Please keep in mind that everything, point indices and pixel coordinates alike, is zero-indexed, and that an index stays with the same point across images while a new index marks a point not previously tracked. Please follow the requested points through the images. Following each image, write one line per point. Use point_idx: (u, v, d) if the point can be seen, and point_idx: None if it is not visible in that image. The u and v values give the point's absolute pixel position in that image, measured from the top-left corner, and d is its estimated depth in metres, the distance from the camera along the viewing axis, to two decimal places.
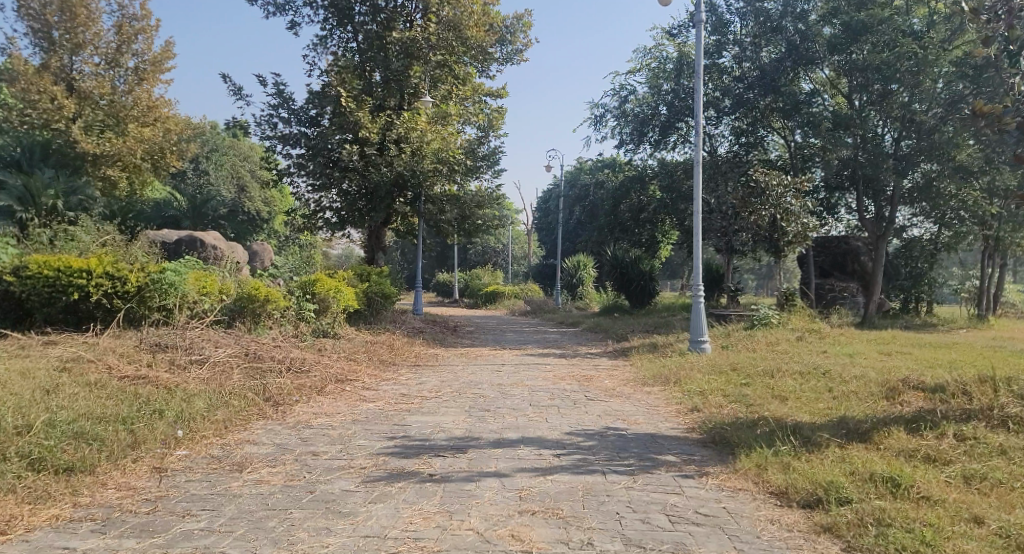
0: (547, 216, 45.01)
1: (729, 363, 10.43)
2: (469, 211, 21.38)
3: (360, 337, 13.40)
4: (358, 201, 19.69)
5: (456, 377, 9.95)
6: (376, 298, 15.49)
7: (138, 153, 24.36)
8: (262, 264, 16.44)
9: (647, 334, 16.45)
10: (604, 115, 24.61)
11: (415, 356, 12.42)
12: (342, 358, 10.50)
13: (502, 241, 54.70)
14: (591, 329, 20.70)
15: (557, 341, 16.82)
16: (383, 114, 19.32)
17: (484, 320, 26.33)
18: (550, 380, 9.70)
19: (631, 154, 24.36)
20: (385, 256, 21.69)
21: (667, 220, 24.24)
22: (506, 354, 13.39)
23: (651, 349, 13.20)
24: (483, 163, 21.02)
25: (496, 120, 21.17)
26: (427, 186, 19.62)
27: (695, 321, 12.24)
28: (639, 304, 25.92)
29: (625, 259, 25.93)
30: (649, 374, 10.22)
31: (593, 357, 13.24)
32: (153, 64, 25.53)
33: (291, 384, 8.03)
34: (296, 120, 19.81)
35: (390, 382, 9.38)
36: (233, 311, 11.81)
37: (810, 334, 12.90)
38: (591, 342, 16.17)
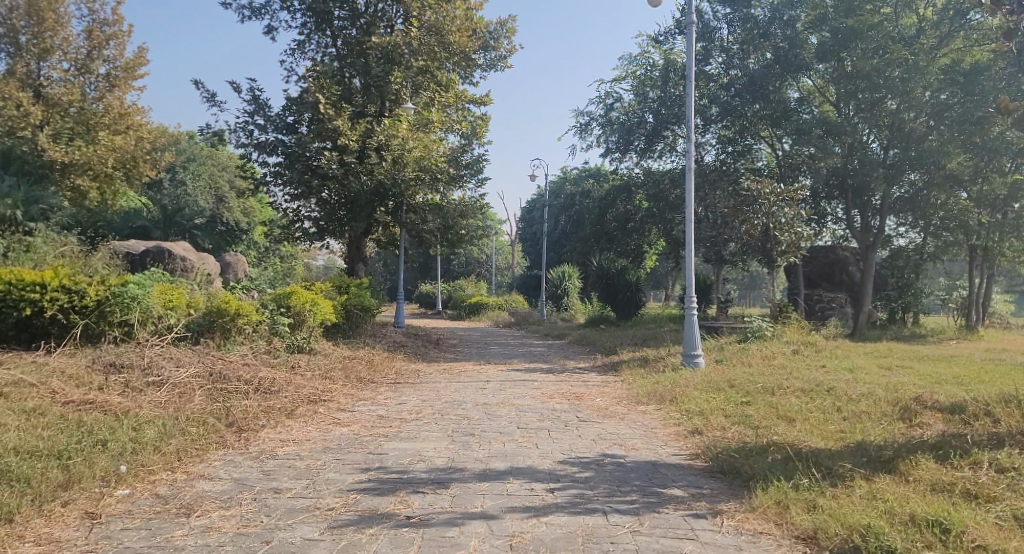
0: (531, 226, 44.50)
1: (728, 379, 9.90)
2: (453, 220, 20.81)
3: (337, 352, 12.76)
4: (337, 210, 19.08)
5: (439, 396, 9.35)
6: (355, 310, 14.86)
7: (109, 161, 23.64)
8: (234, 275, 15.74)
9: (636, 347, 15.93)
10: (590, 123, 24.21)
11: (394, 372, 11.80)
12: (317, 376, 9.86)
13: (486, 251, 54.13)
14: (577, 342, 20.17)
15: (544, 354, 16.27)
16: (363, 121, 18.74)
17: (468, 333, 25.71)
18: (538, 398, 9.12)
19: (617, 163, 23.90)
20: (366, 267, 21.05)
21: (653, 230, 23.80)
22: (491, 370, 12.80)
23: (642, 364, 12.66)
24: (467, 172, 20.47)
25: (480, 127, 20.62)
26: (409, 195, 19.03)
27: (689, 334, 11.70)
28: (625, 315, 25.50)
29: (611, 269, 25.54)
30: (643, 391, 9.67)
31: (582, 372, 12.67)
32: (125, 70, 25.14)
33: (259, 406, 7.40)
34: (272, 127, 19.18)
35: (368, 401, 8.77)
36: (202, 326, 11.22)
37: (807, 347, 12.42)
38: (580, 355, 15.61)
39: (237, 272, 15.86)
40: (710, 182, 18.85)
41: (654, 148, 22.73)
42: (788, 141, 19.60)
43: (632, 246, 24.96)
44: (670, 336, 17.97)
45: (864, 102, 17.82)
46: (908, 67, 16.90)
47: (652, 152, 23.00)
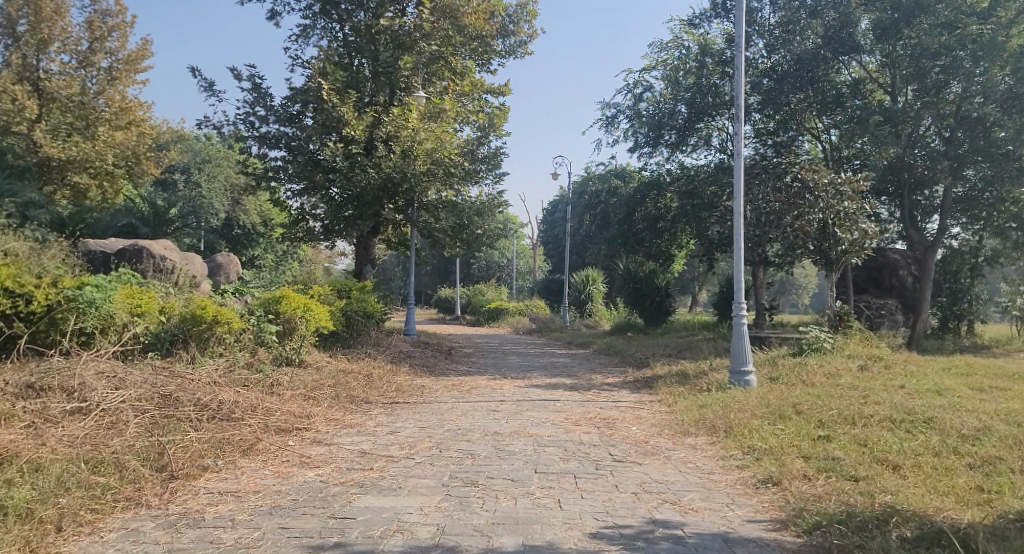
0: (553, 229, 42.99)
1: (790, 402, 8.23)
2: (468, 220, 19.26)
3: (331, 365, 11.23)
4: (343, 207, 17.64)
5: (442, 423, 7.77)
6: (355, 316, 13.31)
7: (108, 157, 22.39)
8: (226, 276, 14.23)
9: (671, 359, 14.24)
10: (616, 116, 22.65)
11: (394, 389, 10.23)
12: (300, 396, 8.34)
13: (507, 255, 52.59)
14: (603, 352, 18.56)
15: (568, 366, 14.63)
16: (371, 111, 17.29)
17: (485, 340, 24.10)
18: (561, 427, 7.51)
19: (646, 159, 22.24)
20: (374, 270, 19.55)
21: (685, 231, 22.09)
22: (507, 386, 11.21)
23: (680, 380, 11.00)
24: (484, 166, 18.95)
25: (498, 118, 19.11)
26: (420, 191, 17.55)
27: (738, 346, 10.05)
28: (653, 322, 24.35)
29: (639, 273, 24.51)
30: (688, 417, 8.03)
31: (611, 389, 11.02)
32: (127, 63, 23.60)
33: (208, 440, 5.88)
34: (274, 117, 17.79)
35: (354, 430, 7.23)
36: (174, 336, 9.79)
37: (874, 362, 10.68)
38: (607, 368, 13.97)
39: (230, 273, 14.32)
40: (751, 176, 17.10)
41: (686, 143, 21.06)
42: (837, 133, 17.83)
43: (661, 249, 23.26)
44: (706, 346, 16.24)
45: (930, 85, 16.09)
46: (985, 43, 15.19)
47: (683, 147, 21.33)
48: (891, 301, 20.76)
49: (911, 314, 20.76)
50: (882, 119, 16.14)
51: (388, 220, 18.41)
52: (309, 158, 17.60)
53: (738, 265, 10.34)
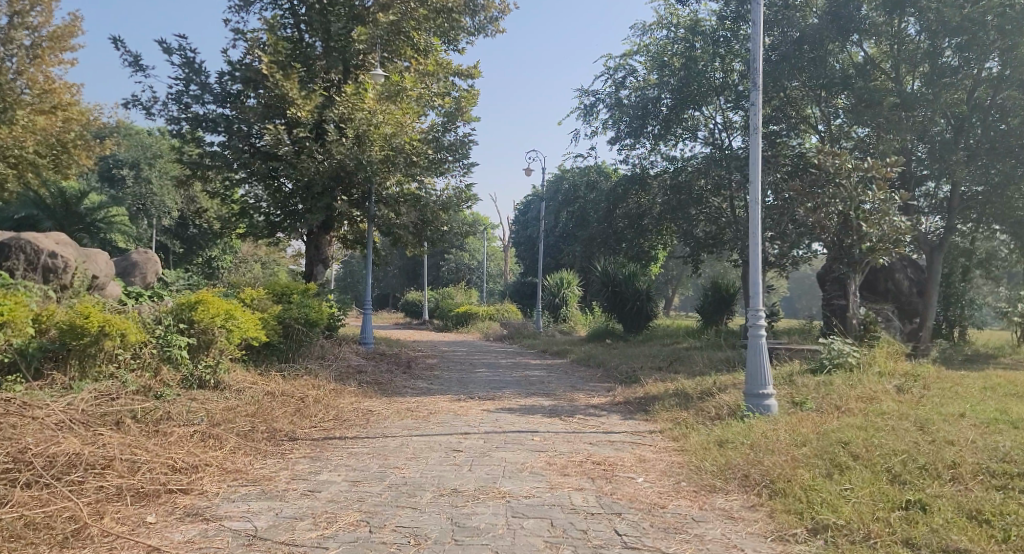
0: (526, 228, 41.14)
1: (838, 437, 6.41)
2: (431, 214, 17.30)
3: (257, 385, 9.15)
4: (290, 198, 15.63)
5: (384, 472, 5.82)
6: (294, 325, 11.20)
7: (28, 145, 19.58)
8: (142, 278, 11.99)
9: (664, 374, 12.41)
10: (595, 105, 20.87)
11: (331, 417, 8.23)
12: (195, 436, 6.31)
13: (478, 256, 50.65)
14: (582, 362, 16.78)
15: (545, 381, 12.72)
16: (319, 90, 15.19)
17: (452, 348, 22.12)
18: (545, 480, 5.63)
19: (628, 151, 20.48)
20: (327, 270, 17.42)
21: (669, 228, 20.36)
22: (474, 411, 9.27)
23: (682, 404, 9.15)
24: (453, 157, 16.97)
25: (466, 102, 17.10)
26: (378, 181, 15.54)
27: (756, 363, 8.22)
28: (633, 329, 22.65)
29: (617, 276, 22.79)
30: (708, 461, 6.16)
31: (600, 415, 9.13)
32: (52, 39, 21.24)
33: (6, 523, 4.26)
34: (211, 98, 15.52)
35: (256, 488, 5.24)
36: (46, 353, 7.68)
37: (914, 381, 8.90)
38: (591, 385, 12.08)
39: (147, 275, 12.08)
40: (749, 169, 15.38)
41: (670, 134, 19.36)
42: (839, 121, 16.16)
43: (643, 248, 21.49)
44: (700, 357, 14.45)
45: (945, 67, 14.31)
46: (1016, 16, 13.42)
47: (667, 139, 19.63)
48: (888, 308, 19.03)
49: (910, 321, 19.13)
50: (895, 102, 14.37)
51: (342, 213, 16.29)
52: (249, 144, 15.46)
53: (754, 267, 8.48)
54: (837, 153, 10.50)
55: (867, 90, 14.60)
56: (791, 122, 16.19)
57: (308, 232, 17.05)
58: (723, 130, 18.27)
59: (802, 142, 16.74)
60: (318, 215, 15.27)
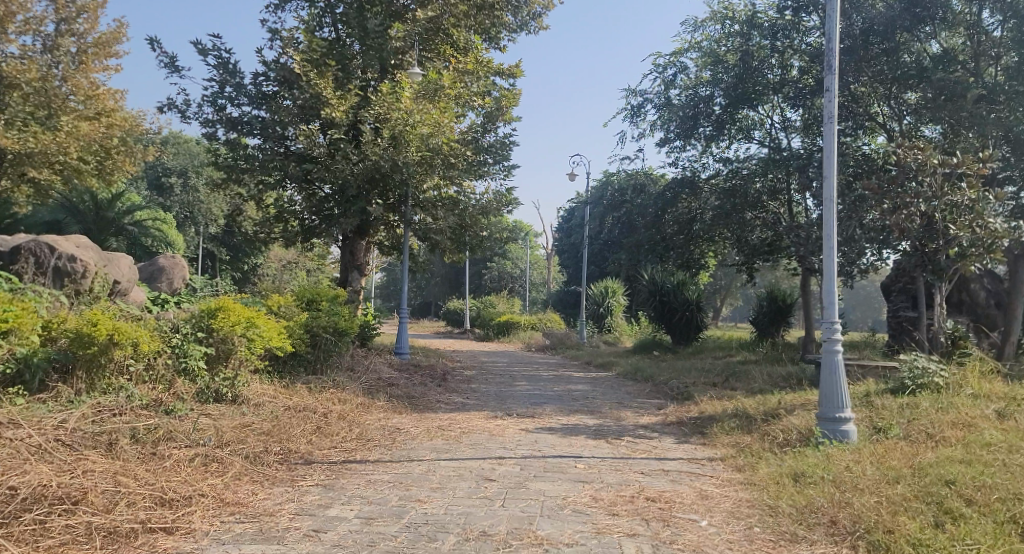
0: (569, 236, 40.28)
1: (938, 473, 5.45)
2: (470, 220, 16.61)
3: (279, 400, 8.48)
4: (326, 203, 15.08)
5: (408, 507, 5.09)
6: (322, 335, 10.51)
7: (70, 151, 18.99)
8: (168, 283, 11.33)
9: (719, 391, 11.43)
10: (643, 106, 19.98)
11: (354, 436, 7.50)
12: (196, 460, 5.61)
13: (520, 265, 49.99)
14: (628, 376, 15.86)
15: (589, 397, 11.83)
16: (356, 90, 14.58)
17: (492, 359, 21.34)
18: (591, 521, 4.85)
19: (678, 153, 19.54)
20: (363, 277, 16.79)
21: (721, 234, 19.34)
22: (511, 431, 8.44)
23: (743, 428, 8.20)
24: (492, 158, 16.32)
25: (508, 102, 16.33)
26: (415, 184, 14.90)
27: (831, 382, 7.26)
28: (682, 340, 21.70)
29: (664, 285, 21.81)
30: (783, 500, 5.25)
31: (651, 438, 8.22)
32: (98, 45, 20.73)
33: None
34: (246, 100, 15.00)
35: (253, 527, 4.62)
36: (54, 363, 7.02)
37: (1014, 405, 7.82)
38: (639, 402, 11.16)
39: (173, 280, 11.42)
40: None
41: (723, 135, 18.45)
42: (910, 119, 14.89)
43: (693, 255, 20.47)
44: (757, 372, 13.41)
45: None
46: None
47: (718, 141, 18.74)
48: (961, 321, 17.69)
49: (986, 334, 17.70)
50: (980, 95, 12.88)
51: (378, 217, 15.65)
52: (284, 146, 14.94)
53: (828, 275, 7.47)
54: (918, 148, 9.42)
55: (950, 82, 13.10)
56: (856, 120, 15.06)
57: (343, 237, 16.48)
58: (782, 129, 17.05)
59: (866, 142, 15.63)
60: (352, 220, 14.69)
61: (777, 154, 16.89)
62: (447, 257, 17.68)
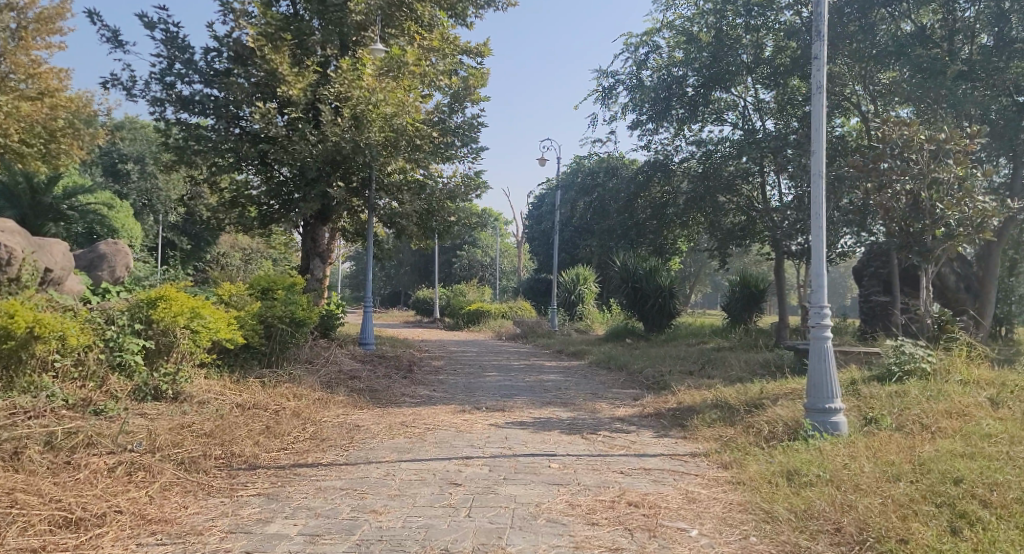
0: (540, 223, 39.74)
1: (942, 468, 5.02)
2: (437, 204, 15.94)
3: (228, 397, 7.82)
4: (284, 187, 14.35)
5: (362, 520, 4.54)
6: (277, 326, 9.79)
7: (10, 132, 18.03)
8: (110, 271, 10.63)
9: (698, 380, 10.96)
10: (615, 88, 19.46)
11: (307, 434, 6.88)
12: (119, 468, 5.03)
13: (490, 253, 49.43)
14: (601, 365, 15.39)
15: (562, 388, 11.29)
16: (314, 67, 13.80)
17: (462, 348, 20.74)
18: (567, 532, 4.33)
19: (650, 136, 19.06)
20: (325, 265, 16.06)
21: (695, 219, 18.91)
22: (480, 426, 7.87)
23: (726, 420, 7.72)
24: (460, 139, 15.61)
25: (475, 81, 15.64)
26: (379, 166, 14.19)
27: (820, 371, 6.79)
28: (656, 327, 21.33)
29: (637, 272, 21.36)
30: (778, 505, 4.78)
31: (629, 432, 7.72)
32: (39, 21, 19.67)
33: None
34: (198, 77, 14.15)
35: (176, 549, 4.17)
36: None
37: (1008, 392, 7.43)
38: (614, 393, 10.66)
39: (116, 268, 10.69)
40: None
41: (696, 117, 17.99)
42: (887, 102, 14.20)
43: (666, 240, 20.05)
44: (735, 359, 12.98)
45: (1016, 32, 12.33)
46: None
47: (691, 123, 18.28)
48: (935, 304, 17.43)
49: None
50: (960, 72, 12.43)
51: (340, 202, 14.92)
52: (238, 126, 14.13)
53: (816, 256, 6.98)
54: (906, 123, 8.95)
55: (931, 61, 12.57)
56: (833, 100, 14.66)
57: (304, 223, 15.73)
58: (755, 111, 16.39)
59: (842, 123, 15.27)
60: (312, 204, 13.96)
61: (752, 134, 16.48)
62: (414, 243, 17.00)
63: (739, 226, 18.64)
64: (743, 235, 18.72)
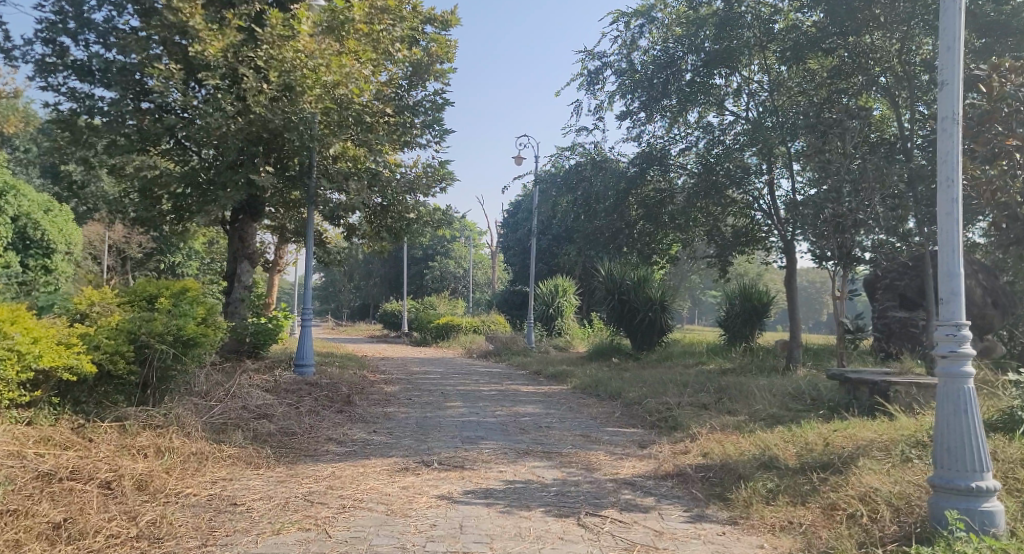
0: (514, 232, 37.24)
1: None
2: (392, 197, 13.35)
3: (34, 455, 5.13)
4: (202, 173, 11.63)
5: None
6: (153, 348, 7.03)
7: None
8: None
9: (720, 419, 8.47)
10: (602, 71, 17.10)
11: (133, 529, 4.46)
12: None
13: (463, 264, 46.85)
14: (587, 390, 12.91)
15: (544, 427, 8.72)
16: (238, 23, 11.12)
17: (426, 368, 18.11)
18: None
19: (642, 126, 16.65)
20: (256, 268, 13.26)
21: (695, 219, 16.47)
22: (424, 501, 5.33)
23: (790, 492, 5.24)
24: (419, 117, 13.06)
25: (439, 50, 13.06)
26: (320, 146, 11.60)
27: (957, 427, 4.55)
28: (645, 344, 18.92)
29: (624, 282, 18.86)
30: None
31: (648, 511, 5.24)
32: None
33: None
34: (94, 35, 11.26)
35: None
36: None
37: None
38: (611, 437, 8.12)
39: None
40: (822, 132, 11.27)
41: (695, 103, 15.49)
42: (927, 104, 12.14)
43: (659, 246, 17.61)
44: (755, 389, 10.51)
45: None
46: None
47: (690, 111, 15.85)
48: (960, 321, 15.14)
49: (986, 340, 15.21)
50: None
51: (271, 190, 12.21)
52: (143, 96, 11.38)
53: (946, 241, 4.91)
54: None
55: (990, 20, 10.81)
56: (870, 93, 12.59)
57: (230, 219, 13.01)
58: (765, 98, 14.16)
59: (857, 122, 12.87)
60: (234, 193, 11.31)
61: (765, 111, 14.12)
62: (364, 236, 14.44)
63: (741, 229, 16.75)
64: (747, 240, 16.79)
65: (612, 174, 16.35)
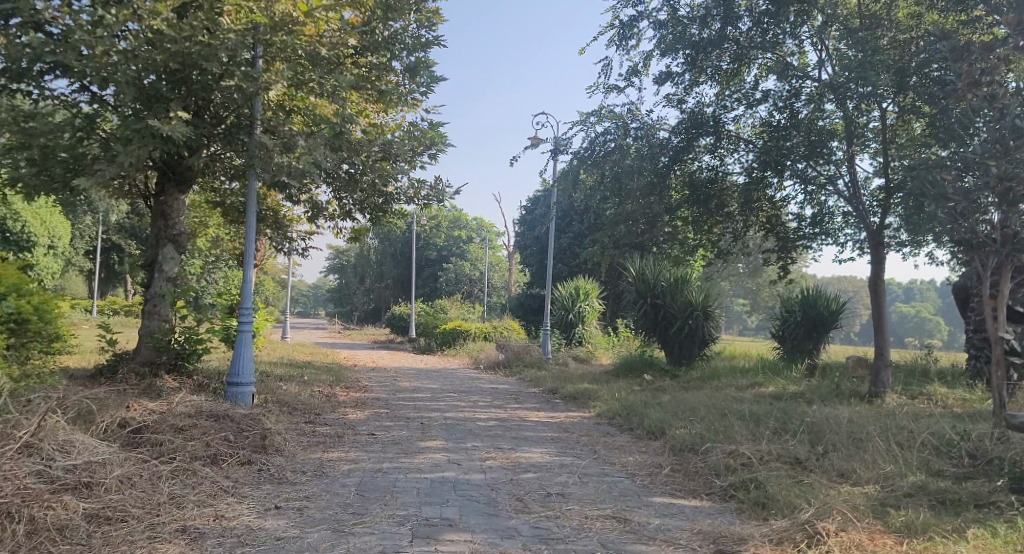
0: (533, 230, 33.92)
1: None
2: (362, 166, 10.17)
3: None
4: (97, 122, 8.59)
5: None
6: None
7: None
8: None
9: (840, 494, 5.22)
10: (638, 23, 13.89)
11: None
12: None
13: (479, 267, 43.61)
14: (614, 424, 9.66)
15: (554, 499, 5.54)
16: None
17: (418, 383, 14.96)
18: None
19: (685, 88, 13.39)
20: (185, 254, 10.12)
21: (750, 200, 13.17)
22: None
23: None
24: (399, 57, 9.91)
25: None
26: (254, 85, 8.47)
27: None
28: (682, 359, 15.60)
29: (658, 283, 15.59)
30: None
31: None
32: None
33: None
34: None
35: None
36: None
37: None
38: (664, 526, 4.94)
39: None
40: (966, 63, 7.72)
41: (753, 59, 12.31)
42: None
43: (705, 238, 14.28)
44: (863, 433, 7.20)
45: None
46: None
47: (746, 69, 12.63)
48: None
49: None
50: None
51: (196, 147, 9.08)
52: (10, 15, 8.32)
53: None
54: None
55: None
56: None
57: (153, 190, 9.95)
58: (851, 45, 10.89)
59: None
60: (136, 148, 8.23)
61: (852, 51, 10.81)
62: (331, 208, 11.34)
63: (811, 218, 13.34)
64: (815, 233, 13.37)
65: (649, 147, 12.93)
